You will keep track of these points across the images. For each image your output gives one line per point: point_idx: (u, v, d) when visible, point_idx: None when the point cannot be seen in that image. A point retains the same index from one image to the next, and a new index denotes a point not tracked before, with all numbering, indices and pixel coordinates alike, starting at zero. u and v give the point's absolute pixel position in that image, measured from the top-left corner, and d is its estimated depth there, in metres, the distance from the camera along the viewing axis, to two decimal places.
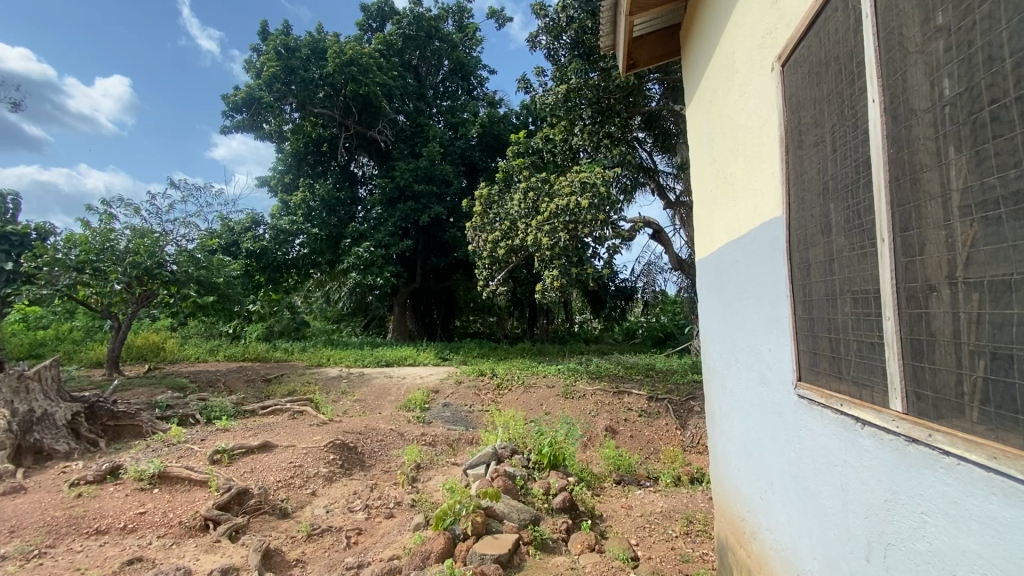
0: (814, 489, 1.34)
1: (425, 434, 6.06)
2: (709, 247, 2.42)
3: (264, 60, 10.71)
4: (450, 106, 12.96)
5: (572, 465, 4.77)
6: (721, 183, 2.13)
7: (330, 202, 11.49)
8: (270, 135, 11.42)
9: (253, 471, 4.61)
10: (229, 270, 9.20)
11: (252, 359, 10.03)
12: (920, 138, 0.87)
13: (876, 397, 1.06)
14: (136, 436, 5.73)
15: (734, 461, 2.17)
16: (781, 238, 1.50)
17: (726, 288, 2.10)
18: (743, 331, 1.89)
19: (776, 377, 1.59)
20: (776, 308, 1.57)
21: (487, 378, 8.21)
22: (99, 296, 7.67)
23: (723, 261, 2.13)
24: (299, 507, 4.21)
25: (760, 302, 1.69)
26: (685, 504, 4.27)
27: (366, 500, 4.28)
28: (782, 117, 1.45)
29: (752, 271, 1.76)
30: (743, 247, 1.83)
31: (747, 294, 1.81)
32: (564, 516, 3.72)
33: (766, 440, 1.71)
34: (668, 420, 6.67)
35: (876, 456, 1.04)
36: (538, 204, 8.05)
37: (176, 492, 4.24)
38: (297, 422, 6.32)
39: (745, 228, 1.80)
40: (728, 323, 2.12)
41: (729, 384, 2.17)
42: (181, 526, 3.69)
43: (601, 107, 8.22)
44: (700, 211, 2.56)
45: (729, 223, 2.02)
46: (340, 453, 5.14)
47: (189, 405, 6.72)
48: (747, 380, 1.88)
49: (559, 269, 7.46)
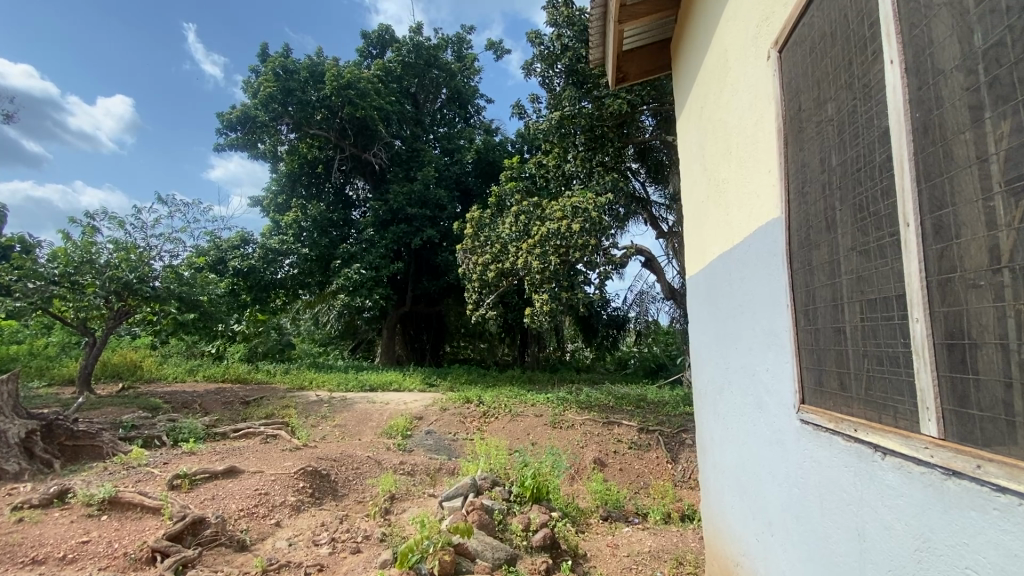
0: (821, 531, 1.14)
1: (404, 462, 5.75)
2: (700, 263, 2.26)
3: (261, 80, 10.71)
4: (446, 133, 13.04)
5: (556, 499, 4.49)
6: (712, 192, 1.98)
7: (322, 223, 11.33)
8: (264, 155, 11.35)
9: (214, 498, 4.29)
10: (214, 287, 8.95)
11: (233, 380, 9.68)
12: (955, 93, 0.71)
13: (900, 420, 0.87)
14: (95, 458, 5.37)
15: (726, 494, 1.95)
16: (780, 240, 1.33)
17: (719, 304, 1.92)
18: (737, 349, 1.71)
19: (774, 399, 1.40)
20: (773, 319, 1.39)
21: (474, 405, 7.89)
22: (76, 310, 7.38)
23: (715, 274, 1.96)
24: (260, 539, 3.88)
25: (755, 316, 1.51)
26: (675, 544, 3.99)
27: (333, 533, 3.97)
28: (780, 107, 1.31)
29: (746, 282, 1.58)
30: (737, 258, 1.66)
31: (742, 309, 1.64)
32: (544, 555, 3.45)
33: (763, 472, 1.51)
34: (659, 453, 6.41)
35: (900, 493, 0.85)
36: (529, 227, 7.91)
37: (126, 520, 3.91)
38: (269, 446, 6.00)
39: (738, 236, 1.64)
40: (720, 343, 1.94)
41: (721, 410, 1.97)
42: (125, 558, 3.36)
43: (595, 134, 8.20)
44: (691, 226, 2.40)
45: (722, 234, 1.86)
46: (311, 481, 4.83)
47: (157, 426, 6.36)
48: (743, 404, 1.69)
49: (548, 293, 7.29)
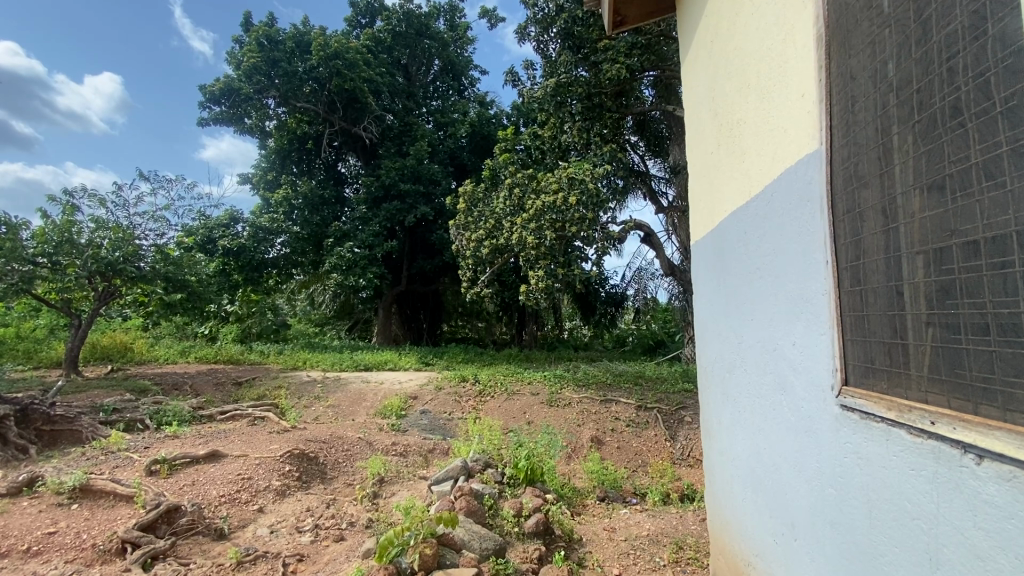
0: (868, 544, 0.90)
1: (395, 443, 5.54)
2: (708, 225, 1.99)
3: (244, 51, 10.17)
4: (440, 106, 12.51)
5: (551, 480, 4.29)
6: (725, 139, 1.70)
7: (313, 200, 10.94)
8: (251, 130, 10.88)
9: (194, 484, 4.08)
10: (201, 267, 8.63)
11: (225, 360, 9.45)
12: None
13: (1014, 413, 0.62)
14: (74, 443, 5.15)
15: (735, 483, 1.72)
16: (816, 180, 1.05)
17: (731, 269, 1.66)
18: (755, 319, 1.45)
19: (802, 380, 1.15)
20: (804, 281, 1.12)
21: (469, 384, 7.68)
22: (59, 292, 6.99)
23: (727, 236, 1.69)
24: (240, 526, 3.67)
25: (779, 279, 1.25)
26: (675, 527, 3.81)
27: (318, 519, 3.78)
28: (821, 9, 1.03)
29: (767, 240, 1.32)
30: (756, 211, 1.39)
31: (761, 272, 1.38)
32: (537, 542, 3.26)
33: (784, 464, 1.28)
34: (658, 431, 6.22)
35: (1013, 514, 0.61)
36: (524, 200, 7.57)
37: (98, 509, 3.69)
38: (256, 429, 5.79)
39: (758, 186, 1.37)
40: (731, 314, 1.68)
41: (732, 390, 1.73)
42: (93, 549, 3.16)
43: (592, 103, 7.72)
44: (698, 185, 2.12)
45: (737, 187, 1.58)
46: (298, 464, 4.63)
47: (140, 409, 6.12)
48: (759, 385, 1.44)
49: (544, 270, 6.99)
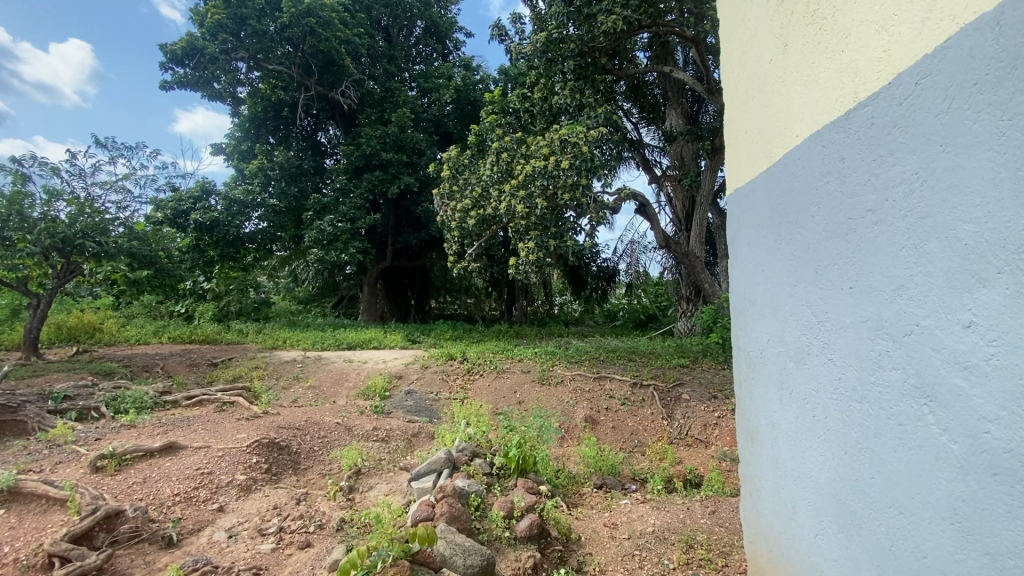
0: None
1: (376, 428, 5.03)
2: (754, 164, 1.51)
3: (207, 6, 9.14)
4: (424, 71, 11.62)
5: (543, 470, 3.84)
6: (800, 30, 1.20)
7: (290, 170, 10.10)
8: (221, 95, 9.96)
9: (145, 482, 3.53)
10: (167, 241, 7.86)
11: (200, 340, 8.84)
12: None
13: None
14: (19, 435, 4.58)
15: (799, 505, 1.29)
16: None
17: (811, 215, 1.16)
18: (858, 286, 0.98)
19: (990, 389, 0.69)
20: (1007, 216, 0.65)
21: (458, 362, 7.20)
22: (14, 269, 6.28)
23: (803, 164, 1.19)
24: (194, 531, 3.13)
25: (942, 217, 0.76)
26: (682, 518, 3.39)
27: (285, 519, 3.26)
28: None
29: (911, 157, 0.82)
30: (880, 119, 0.90)
31: (878, 213, 0.90)
32: (530, 548, 2.84)
33: (919, 512, 0.84)
34: (654, 410, 5.81)
35: None
36: (512, 166, 6.91)
37: (27, 515, 3.08)
38: (224, 416, 5.25)
39: (891, 72, 0.87)
40: (804, 281, 1.21)
41: (798, 385, 1.26)
42: (16, 566, 2.62)
43: (585, 61, 7.01)
44: (740, 105, 1.61)
45: (826, 92, 1.10)
46: (266, 455, 4.10)
47: (95, 396, 5.50)
48: (862, 385, 0.99)
49: (535, 242, 6.40)
